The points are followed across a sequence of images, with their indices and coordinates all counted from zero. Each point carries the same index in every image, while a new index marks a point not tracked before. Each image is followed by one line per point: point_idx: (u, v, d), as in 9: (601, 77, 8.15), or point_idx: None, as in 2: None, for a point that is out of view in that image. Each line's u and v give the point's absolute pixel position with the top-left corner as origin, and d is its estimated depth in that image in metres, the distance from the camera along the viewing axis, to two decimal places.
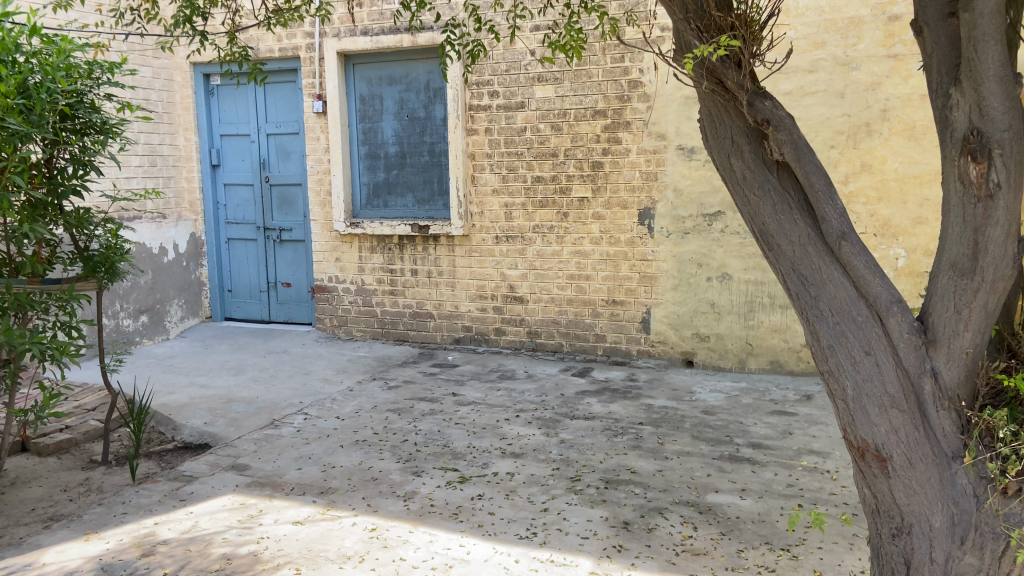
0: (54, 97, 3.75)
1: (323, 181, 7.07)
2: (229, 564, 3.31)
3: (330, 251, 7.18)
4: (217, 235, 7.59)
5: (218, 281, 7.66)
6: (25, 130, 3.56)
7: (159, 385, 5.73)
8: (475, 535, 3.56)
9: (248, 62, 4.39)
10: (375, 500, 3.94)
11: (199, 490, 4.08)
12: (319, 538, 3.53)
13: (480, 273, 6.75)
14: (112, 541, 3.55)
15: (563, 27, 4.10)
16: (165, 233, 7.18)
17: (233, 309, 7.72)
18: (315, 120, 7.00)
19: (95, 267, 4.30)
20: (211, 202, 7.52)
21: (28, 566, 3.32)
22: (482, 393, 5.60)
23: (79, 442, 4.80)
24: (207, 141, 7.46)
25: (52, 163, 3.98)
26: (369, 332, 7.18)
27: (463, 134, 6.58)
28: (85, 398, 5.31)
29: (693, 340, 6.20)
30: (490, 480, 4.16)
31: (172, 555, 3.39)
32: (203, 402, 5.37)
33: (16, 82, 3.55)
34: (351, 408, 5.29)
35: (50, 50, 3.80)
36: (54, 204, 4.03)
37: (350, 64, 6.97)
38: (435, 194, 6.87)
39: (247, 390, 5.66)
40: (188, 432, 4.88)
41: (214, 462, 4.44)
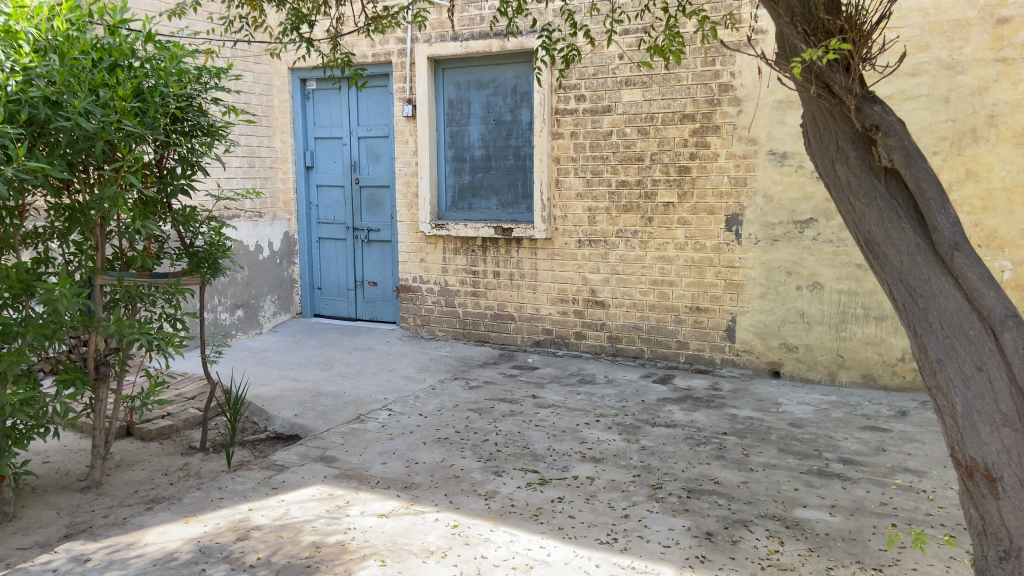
0: (166, 100, 3.96)
1: (410, 184, 7.22)
2: (318, 552, 3.42)
3: (414, 252, 7.32)
4: (309, 234, 7.86)
5: (308, 278, 7.93)
6: (139, 132, 3.78)
7: (253, 377, 5.98)
8: (555, 537, 3.57)
9: (349, 66, 4.52)
10: (457, 498, 4.00)
11: (290, 479, 4.23)
12: (402, 532, 3.61)
13: (562, 277, 6.77)
14: (208, 525, 3.72)
15: (661, 31, 4.07)
16: (261, 232, 7.49)
17: (322, 306, 7.98)
18: (404, 123, 7.17)
19: (199, 263, 4.54)
20: (303, 203, 7.79)
21: (131, 546, 3.52)
22: (562, 396, 5.61)
23: (179, 429, 5.06)
24: (301, 143, 7.73)
25: (162, 164, 4.19)
26: (450, 332, 7.29)
27: (548, 138, 6.61)
28: (185, 387, 5.59)
29: (781, 350, 6.05)
30: (570, 483, 4.16)
31: (265, 541, 3.54)
32: (293, 395, 5.57)
33: (131, 86, 3.77)
34: (433, 406, 5.39)
35: (163, 56, 4.02)
36: (162, 201, 4.26)
37: (440, 68, 7.09)
38: (519, 197, 6.93)
39: (334, 384, 5.84)
40: (280, 423, 5.08)
41: (304, 453, 4.60)
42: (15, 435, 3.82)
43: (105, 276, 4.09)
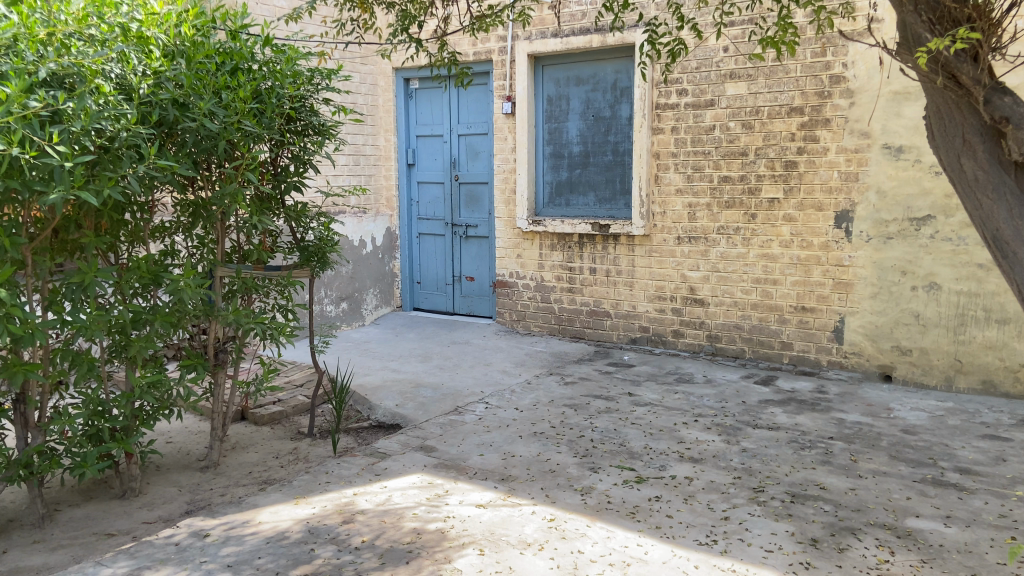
0: (281, 101, 4.17)
1: (508, 180, 7.29)
2: (419, 538, 3.53)
3: (512, 248, 7.39)
4: (410, 230, 8.07)
5: (408, 272, 8.14)
6: (258, 132, 3.99)
7: (357, 367, 6.20)
8: (653, 536, 3.54)
9: (455, 66, 4.62)
10: (554, 492, 4.03)
11: (391, 467, 4.37)
12: (500, 522, 3.67)
13: (660, 274, 6.68)
14: (317, 507, 3.90)
15: (774, 22, 3.95)
16: (364, 227, 7.74)
17: (421, 300, 8.17)
18: (504, 120, 7.25)
19: (309, 257, 4.77)
20: (405, 199, 8.00)
21: (246, 523, 3.73)
22: (659, 395, 5.54)
23: (288, 415, 5.30)
24: (404, 141, 7.93)
25: (276, 163, 4.41)
26: (546, 328, 7.32)
27: (648, 133, 6.53)
28: (294, 375, 5.87)
29: (893, 354, 5.77)
30: (668, 482, 4.12)
31: (369, 525, 3.67)
32: (395, 385, 5.75)
33: (251, 88, 3.99)
34: (529, 400, 5.44)
35: (280, 59, 4.22)
36: (277, 198, 4.48)
37: (540, 65, 7.13)
38: (617, 193, 6.89)
39: (434, 376, 5.98)
40: (382, 413, 5.25)
41: (405, 442, 4.73)
42: (143, 416, 4.11)
43: (225, 269, 4.36)
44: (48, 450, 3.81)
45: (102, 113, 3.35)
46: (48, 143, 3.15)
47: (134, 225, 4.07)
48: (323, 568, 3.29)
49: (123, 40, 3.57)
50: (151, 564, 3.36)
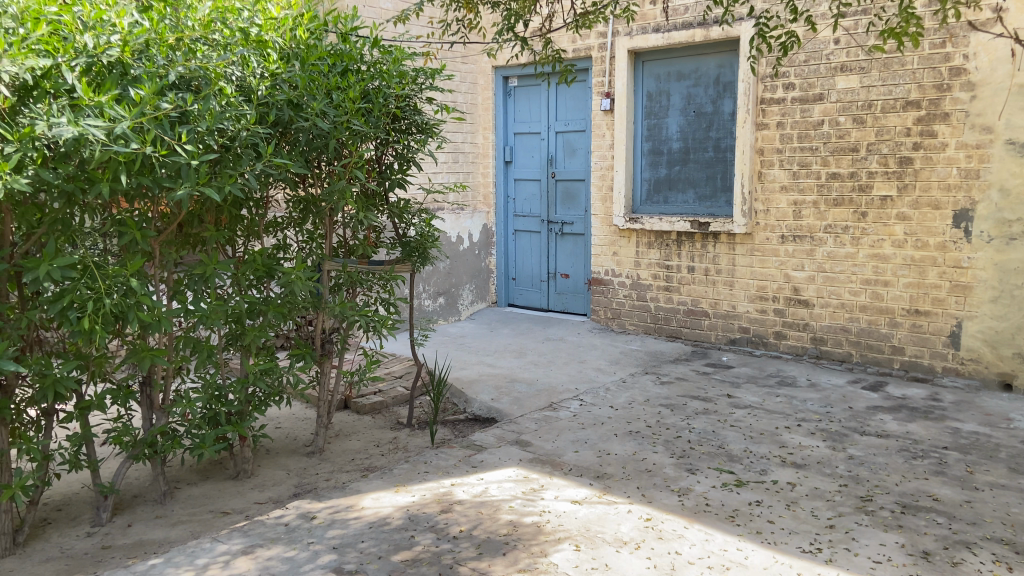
0: (387, 101, 4.31)
1: (606, 177, 7.26)
2: (515, 531, 3.57)
3: (607, 245, 7.34)
4: (506, 227, 8.15)
5: (504, 269, 8.22)
6: (366, 131, 4.14)
7: (454, 361, 6.32)
8: (753, 541, 3.46)
9: (560, 64, 4.64)
10: (650, 491, 4.00)
11: (488, 459, 4.44)
12: (596, 519, 3.67)
13: (762, 273, 6.50)
14: (416, 495, 4.01)
15: (898, 12, 3.78)
16: (462, 224, 7.88)
17: (516, 296, 8.24)
18: (602, 117, 7.22)
19: (411, 252, 4.91)
20: (502, 196, 8.08)
21: (350, 508, 3.88)
22: (759, 398, 5.39)
23: (388, 405, 5.47)
24: (502, 138, 8.02)
25: (381, 160, 4.55)
26: (642, 327, 7.24)
27: (752, 128, 6.36)
28: (394, 366, 6.04)
29: (1015, 361, 5.43)
30: (769, 487, 4.01)
31: (467, 515, 3.75)
32: (490, 380, 5.83)
33: (359, 89, 4.14)
34: (624, 399, 5.40)
35: (387, 59, 4.35)
36: (381, 194, 4.63)
37: (640, 61, 7.05)
38: (718, 190, 6.74)
39: (529, 372, 6.03)
40: (478, 406, 5.33)
41: (501, 436, 4.79)
42: (256, 401, 4.33)
43: (332, 262, 4.56)
44: (170, 431, 4.06)
45: (225, 113, 3.54)
46: (177, 143, 3.35)
47: (250, 221, 4.29)
48: (423, 555, 3.38)
49: (243, 45, 3.75)
50: (263, 542, 3.54)
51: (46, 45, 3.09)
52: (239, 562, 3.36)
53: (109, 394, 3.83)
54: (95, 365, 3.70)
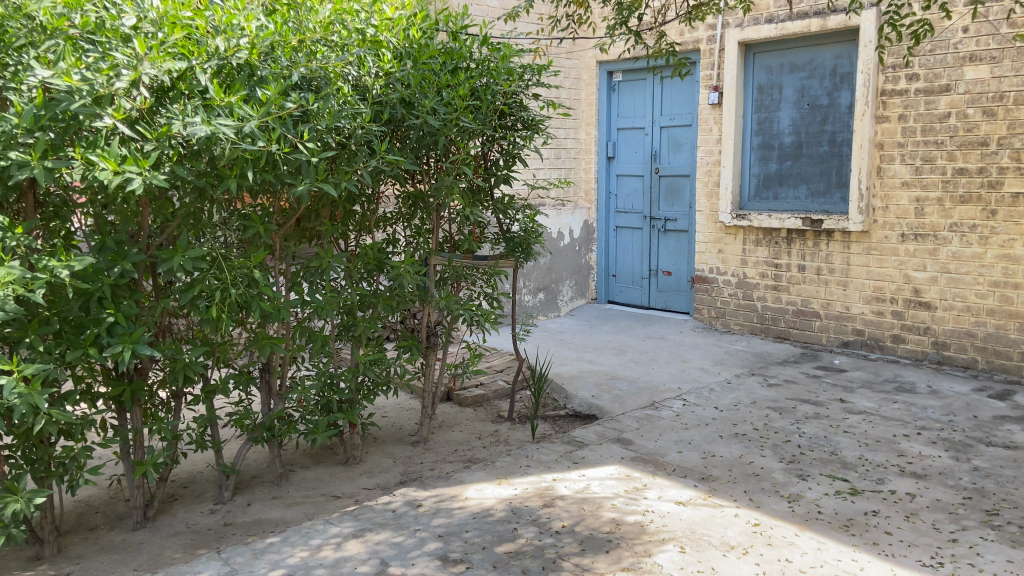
0: (495, 97, 4.37)
1: (712, 173, 7.09)
2: (618, 529, 3.55)
3: (712, 242, 7.17)
4: (607, 223, 8.09)
5: (604, 265, 8.17)
6: (475, 128, 4.21)
7: (554, 357, 6.34)
8: (869, 552, 3.31)
9: (673, 56, 4.59)
10: (758, 496, 3.89)
11: (589, 456, 4.43)
12: (702, 522, 3.60)
13: (879, 273, 6.21)
14: (518, 488, 4.04)
15: None
16: (563, 220, 7.88)
17: (616, 293, 8.17)
18: (710, 111, 7.05)
19: (514, 247, 4.96)
20: (603, 192, 8.03)
21: (454, 498, 3.95)
22: (874, 403, 5.15)
23: (489, 399, 5.54)
24: (605, 134, 7.96)
25: (487, 157, 4.62)
26: (747, 327, 7.04)
27: (871, 121, 6.07)
28: (495, 360, 6.12)
29: None
30: (886, 497, 3.83)
31: (569, 511, 3.76)
32: (591, 376, 5.81)
33: (469, 86, 4.21)
34: (729, 400, 5.27)
35: (495, 57, 4.40)
36: (487, 189, 4.69)
37: (751, 54, 6.85)
38: (832, 185, 6.47)
39: (630, 370, 5.98)
40: (579, 402, 5.33)
41: (602, 433, 4.77)
42: (365, 390, 4.48)
43: (439, 257, 4.67)
44: (286, 416, 4.25)
45: (342, 112, 3.68)
46: (299, 141, 3.51)
47: (361, 216, 4.44)
48: (526, 548, 3.41)
49: (360, 45, 3.87)
50: (372, 527, 3.66)
51: (181, 48, 3.28)
52: (349, 545, 3.49)
53: (232, 379, 4.05)
54: (220, 351, 3.93)
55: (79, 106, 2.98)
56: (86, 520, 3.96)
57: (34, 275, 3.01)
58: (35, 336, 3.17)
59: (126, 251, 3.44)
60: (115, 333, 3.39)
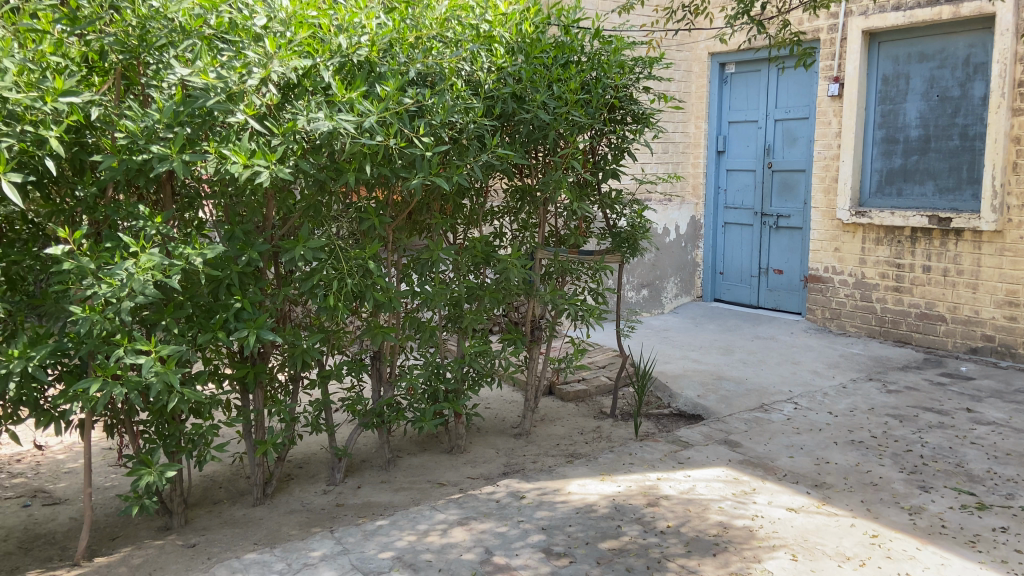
0: (606, 91, 4.33)
1: (830, 168, 6.79)
2: (726, 532, 3.46)
3: (828, 240, 6.87)
4: (716, 219, 7.88)
5: (711, 263, 7.97)
6: (585, 122, 4.19)
7: (659, 354, 6.24)
8: (999, 571, 3.10)
9: (795, 45, 4.43)
10: (875, 507, 3.70)
11: (695, 457, 4.34)
12: (814, 530, 3.46)
13: (1013, 276, 5.83)
14: (622, 486, 4.01)
15: None
16: (669, 215, 7.74)
17: (723, 291, 7.96)
18: (829, 103, 6.75)
19: (621, 243, 4.92)
20: (712, 187, 7.82)
21: (557, 492, 3.96)
22: (1006, 415, 4.80)
23: (592, 395, 5.51)
24: (715, 128, 7.76)
25: (596, 151, 4.58)
26: (864, 330, 6.72)
27: (1007, 114, 5.70)
28: (597, 356, 6.08)
29: None
30: (1018, 514, 3.57)
31: (674, 511, 3.69)
32: (696, 375, 5.69)
33: (579, 79, 4.19)
34: (844, 406, 5.04)
35: (607, 50, 4.37)
36: (595, 184, 4.66)
37: (875, 43, 6.51)
38: (962, 182, 6.09)
39: (737, 370, 5.81)
40: (684, 402, 5.23)
41: (708, 434, 4.66)
42: (470, 381, 4.55)
43: (545, 251, 4.68)
44: (395, 403, 4.37)
45: (456, 107, 3.74)
46: (415, 135, 3.59)
47: (470, 209, 4.51)
48: (630, 546, 3.38)
49: (474, 40, 3.92)
50: (477, 515, 3.71)
51: (307, 46, 3.42)
52: (455, 532, 3.55)
53: (345, 365, 4.21)
54: (335, 338, 4.08)
55: (214, 102, 3.16)
56: (210, 494, 4.21)
57: (172, 262, 3.20)
58: (171, 319, 3.39)
59: (252, 240, 3.62)
60: (241, 319, 3.58)
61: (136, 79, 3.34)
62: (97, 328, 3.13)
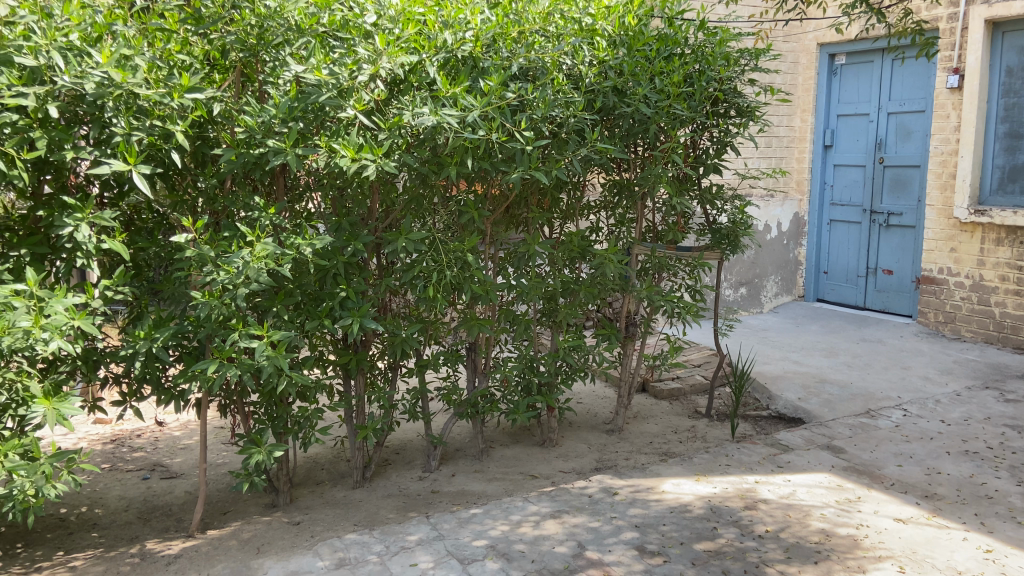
0: (710, 84, 4.24)
1: (947, 164, 6.43)
2: (828, 540, 3.34)
3: (943, 240, 6.51)
4: (821, 216, 7.60)
5: (815, 261, 7.68)
6: (688, 115, 4.12)
7: (757, 354, 6.07)
8: None
9: (915, 33, 4.22)
10: (992, 521, 3.49)
11: (795, 461, 4.21)
12: (924, 542, 3.30)
13: None
14: (718, 487, 3.93)
15: None
16: (771, 212, 7.50)
17: (827, 292, 7.66)
18: (947, 95, 6.38)
19: (721, 239, 4.81)
20: (818, 182, 7.54)
21: (651, 490, 3.92)
22: None
23: (687, 393, 5.42)
24: (822, 121, 7.47)
25: (698, 145, 4.50)
26: (981, 335, 6.34)
27: None
28: (693, 354, 5.98)
29: None
30: None
31: (773, 515, 3.59)
32: (797, 377, 5.51)
33: (682, 72, 4.12)
34: (958, 414, 4.77)
35: (711, 42, 4.28)
36: (696, 179, 4.57)
37: (1000, 31, 6.11)
38: None
39: (841, 373, 5.59)
40: (783, 404, 5.07)
41: (809, 438, 4.51)
42: (564, 375, 4.56)
43: (642, 247, 4.63)
44: (490, 395, 4.43)
45: (557, 101, 3.74)
46: (517, 130, 3.62)
47: (568, 203, 4.51)
48: (726, 549, 3.31)
49: (576, 34, 3.92)
50: (569, 509, 3.72)
51: (414, 43, 3.51)
52: (547, 524, 3.57)
53: (443, 356, 4.29)
54: (433, 329, 4.17)
55: (327, 98, 3.27)
56: (313, 475, 4.39)
57: (284, 251, 3.34)
58: (281, 306, 3.54)
59: (357, 232, 3.74)
60: (346, 307, 3.71)
61: (254, 75, 3.49)
62: (215, 313, 3.31)
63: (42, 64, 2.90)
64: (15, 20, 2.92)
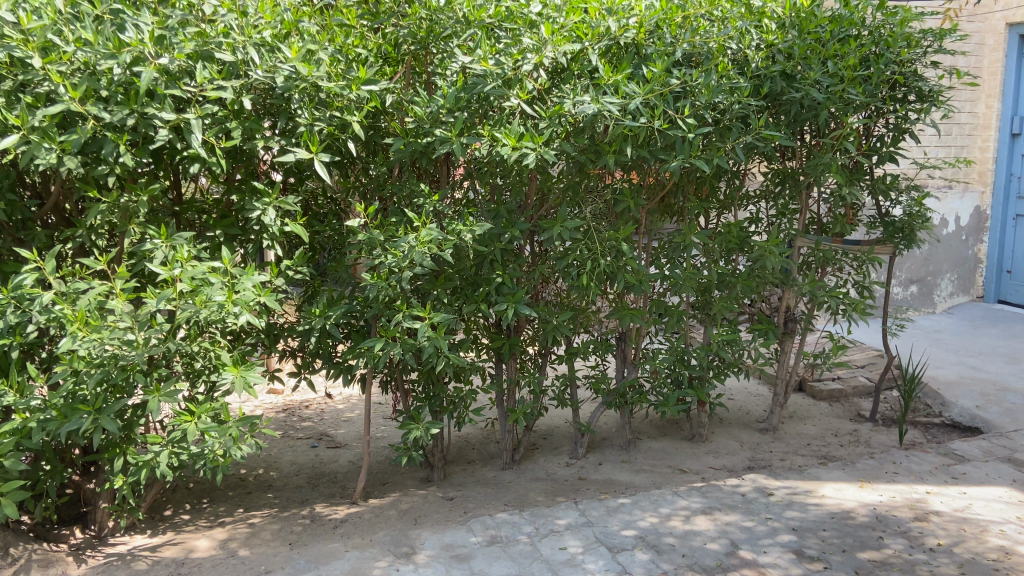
0: (888, 67, 3.97)
1: None
2: (1010, 559, 3.07)
3: None
4: (1005, 210, 6.95)
5: (997, 259, 7.05)
6: (863, 100, 3.87)
7: (928, 357, 5.65)
8: None
9: None
10: None
11: (972, 473, 3.88)
12: None
13: None
14: (884, 495, 3.70)
15: None
16: (948, 205, 6.91)
17: (1010, 292, 7.01)
18: None
19: (895, 233, 4.50)
20: (1003, 174, 6.89)
21: (809, 493, 3.75)
22: None
23: (848, 395, 5.13)
24: (1011, 107, 6.80)
25: (872, 132, 4.23)
26: None
27: None
28: (855, 355, 5.64)
29: None
30: None
31: (946, 529, 3.34)
32: (974, 384, 5.07)
33: (858, 54, 3.88)
34: None
35: (891, 22, 4.00)
36: (868, 169, 4.30)
37: None
38: None
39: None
40: (958, 412, 4.70)
41: (988, 450, 4.15)
42: (717, 369, 4.44)
43: (805, 240, 4.41)
44: (639, 385, 4.39)
45: (722, 87, 3.62)
46: (679, 117, 3.55)
47: (727, 193, 4.37)
48: (893, 560, 3.12)
49: (744, 18, 3.78)
50: (721, 506, 3.63)
51: (577, 31, 3.53)
52: (698, 519, 3.50)
53: (593, 345, 4.29)
54: (584, 317, 4.20)
55: (492, 88, 3.35)
56: (464, 454, 4.54)
57: (447, 237, 3.46)
58: (442, 290, 3.68)
59: (514, 220, 3.80)
60: (502, 292, 3.79)
61: (423, 68, 3.64)
62: (383, 294, 3.49)
63: (239, 60, 3.14)
64: (216, 18, 3.18)
